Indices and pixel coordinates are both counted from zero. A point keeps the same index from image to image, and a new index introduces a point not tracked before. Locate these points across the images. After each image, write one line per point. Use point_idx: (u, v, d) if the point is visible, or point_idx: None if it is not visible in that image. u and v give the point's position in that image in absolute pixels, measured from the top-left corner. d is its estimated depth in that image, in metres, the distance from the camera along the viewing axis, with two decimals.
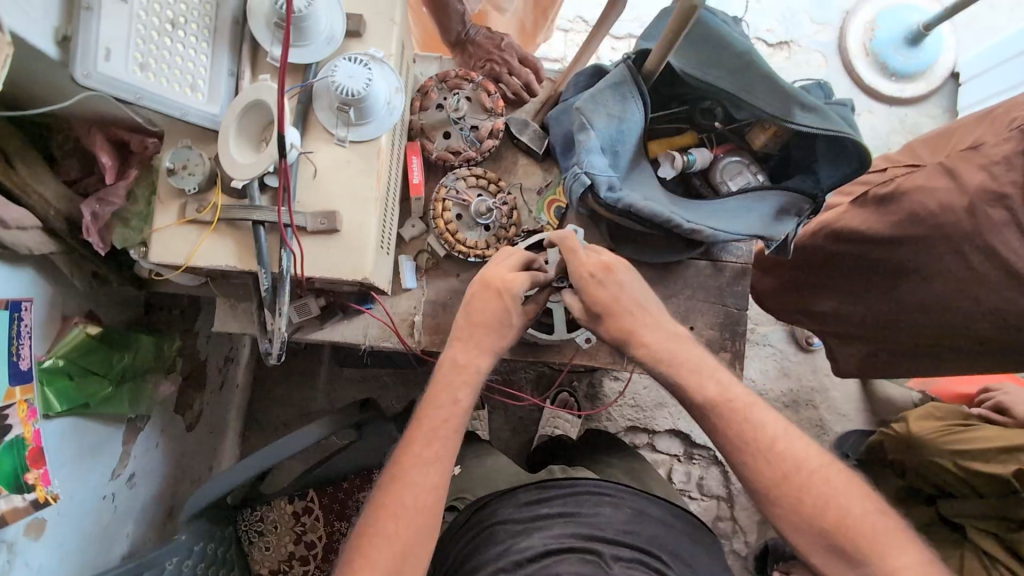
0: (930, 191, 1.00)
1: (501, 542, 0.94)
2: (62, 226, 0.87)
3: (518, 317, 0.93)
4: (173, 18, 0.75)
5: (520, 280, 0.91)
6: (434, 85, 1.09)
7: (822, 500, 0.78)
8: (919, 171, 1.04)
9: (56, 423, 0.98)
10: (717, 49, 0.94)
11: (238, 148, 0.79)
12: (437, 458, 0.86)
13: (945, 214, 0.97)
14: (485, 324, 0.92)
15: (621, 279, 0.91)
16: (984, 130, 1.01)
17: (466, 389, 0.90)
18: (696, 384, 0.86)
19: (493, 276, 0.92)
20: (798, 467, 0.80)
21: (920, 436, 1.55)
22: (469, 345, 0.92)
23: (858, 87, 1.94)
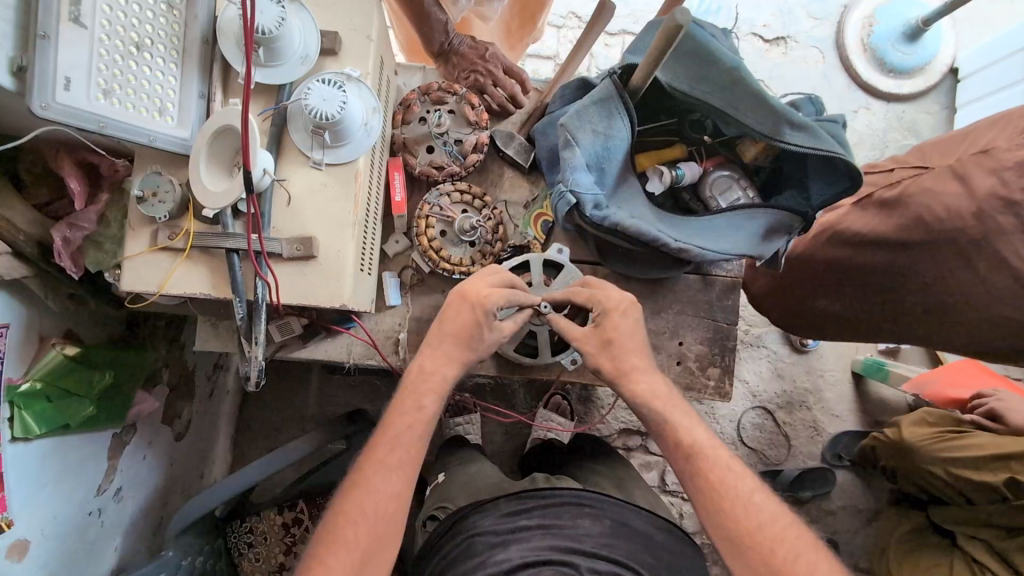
0: (937, 195, 0.98)
1: (479, 554, 0.93)
2: (33, 251, 0.84)
3: (490, 333, 0.91)
4: (139, 40, 0.72)
5: (495, 297, 0.89)
6: (417, 97, 1.06)
7: (792, 557, 0.78)
8: (925, 175, 1.02)
9: (34, 446, 0.97)
10: (705, 65, 0.90)
11: (209, 174, 0.77)
12: (399, 464, 0.85)
13: (952, 219, 0.96)
14: (455, 334, 0.91)
15: (634, 316, 0.94)
16: (998, 133, 0.99)
17: (431, 396, 0.89)
18: (688, 427, 0.89)
19: (469, 288, 0.91)
20: (772, 523, 0.81)
21: (911, 441, 1.55)
22: (436, 353, 0.91)
23: (856, 83, 1.90)
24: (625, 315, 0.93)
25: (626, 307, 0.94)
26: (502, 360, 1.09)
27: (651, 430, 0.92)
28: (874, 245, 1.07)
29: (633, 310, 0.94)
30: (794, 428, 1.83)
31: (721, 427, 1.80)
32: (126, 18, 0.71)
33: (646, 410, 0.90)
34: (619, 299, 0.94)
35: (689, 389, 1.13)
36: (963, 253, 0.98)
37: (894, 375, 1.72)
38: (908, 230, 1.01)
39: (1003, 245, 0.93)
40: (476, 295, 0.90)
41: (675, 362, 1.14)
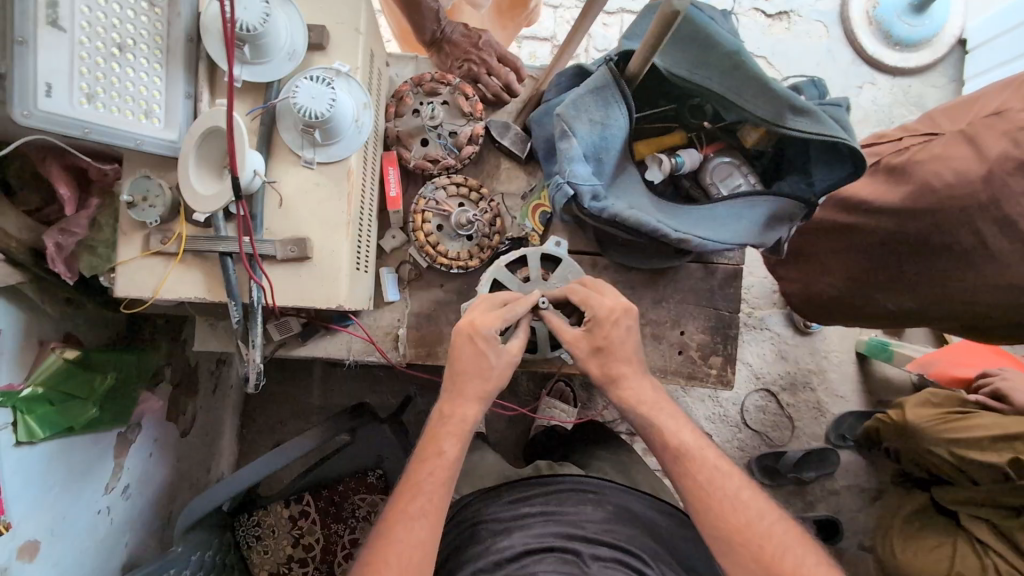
0: (945, 160, 0.97)
1: (483, 541, 0.93)
2: (28, 258, 0.85)
3: (495, 359, 0.90)
4: (121, 41, 0.71)
5: (490, 322, 0.89)
6: (409, 89, 1.04)
7: (782, 551, 0.78)
8: (939, 139, 1.01)
9: (39, 448, 0.98)
10: (705, 50, 0.87)
11: (199, 177, 0.75)
12: (424, 512, 0.82)
13: (962, 185, 0.94)
14: (466, 370, 0.90)
15: (629, 324, 0.92)
16: (1011, 94, 0.95)
17: (452, 440, 0.88)
18: (676, 430, 0.89)
19: (464, 322, 0.90)
20: (759, 517, 0.81)
21: (919, 424, 1.53)
22: (453, 395, 0.90)
23: (861, 57, 1.85)
24: (616, 323, 0.91)
25: (618, 316, 0.92)
26: None
27: (640, 431, 0.92)
28: (881, 223, 1.05)
29: (626, 318, 0.92)
30: (798, 410, 1.83)
31: (724, 410, 1.81)
32: (107, 18, 0.69)
33: (633, 416, 0.91)
34: (611, 307, 0.92)
35: (691, 378, 1.13)
36: (973, 223, 0.94)
37: (899, 355, 1.71)
38: (917, 203, 0.99)
39: (1014, 206, 0.90)
40: (470, 323, 0.89)
41: (677, 352, 1.13)
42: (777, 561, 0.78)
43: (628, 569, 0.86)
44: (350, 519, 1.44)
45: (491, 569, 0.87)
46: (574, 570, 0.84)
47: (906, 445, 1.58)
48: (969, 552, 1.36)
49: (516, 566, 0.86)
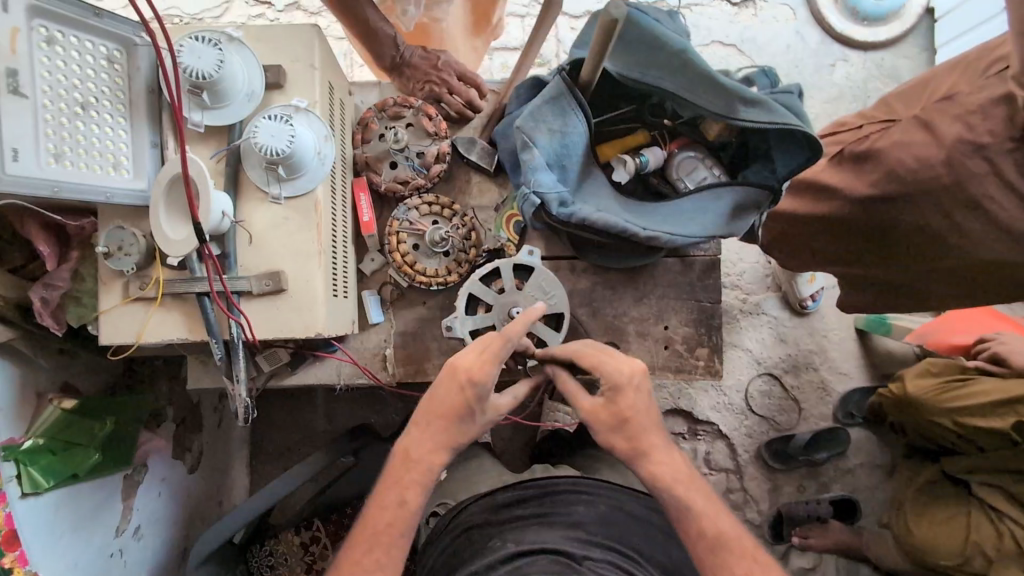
0: (906, 146, 0.97)
1: (476, 544, 0.95)
2: (15, 314, 0.88)
3: (480, 414, 0.83)
4: (84, 99, 0.74)
5: (489, 379, 0.81)
6: (374, 115, 1.07)
7: None
8: (896, 126, 1.00)
9: (44, 499, 1.00)
10: (653, 51, 0.89)
11: (170, 223, 0.77)
12: (379, 566, 0.80)
13: (923, 169, 0.94)
14: (442, 414, 0.83)
15: (643, 388, 0.84)
16: (961, 77, 0.97)
17: (412, 489, 0.82)
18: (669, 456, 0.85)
19: (460, 364, 0.82)
20: (743, 542, 0.82)
21: (918, 396, 1.50)
22: (423, 436, 0.84)
23: (830, 36, 1.86)
24: (637, 389, 0.84)
25: (635, 382, 0.84)
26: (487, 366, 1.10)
27: None
28: (846, 208, 1.06)
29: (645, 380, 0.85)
30: (803, 392, 1.81)
31: (728, 399, 1.81)
32: (68, 80, 0.72)
33: None
34: (629, 372, 0.84)
35: (680, 371, 1.14)
36: (937, 202, 0.95)
37: (897, 329, 1.72)
38: (882, 185, 1.00)
39: (976, 187, 0.91)
40: (471, 372, 0.81)
41: (663, 346, 1.14)
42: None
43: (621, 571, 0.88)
44: None
45: (485, 573, 0.88)
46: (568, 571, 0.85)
47: (908, 417, 1.55)
48: (985, 522, 1.37)
49: (510, 568, 0.86)
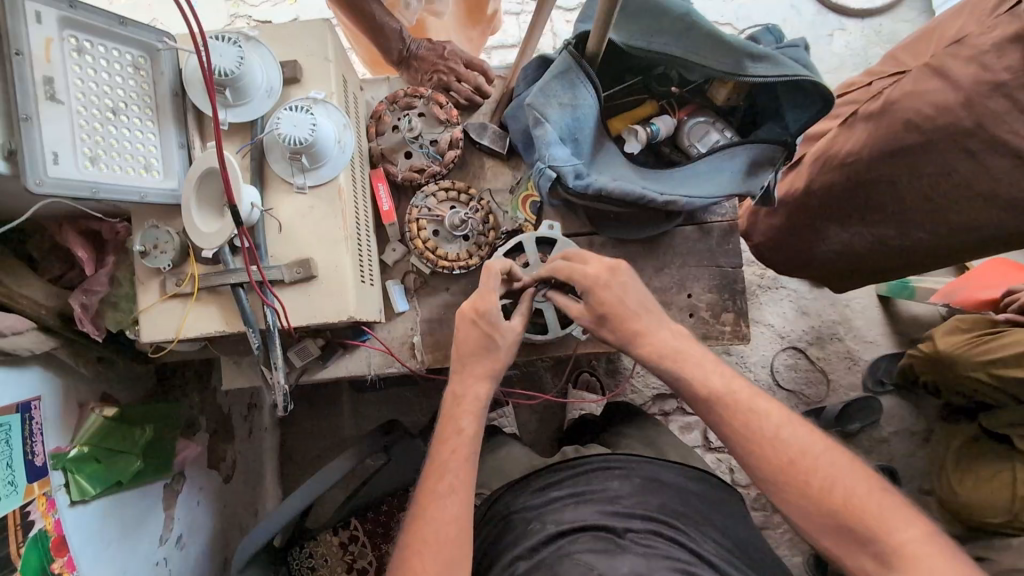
0: (920, 96, 0.95)
1: (516, 529, 0.94)
2: (56, 322, 0.91)
3: (500, 338, 0.93)
4: (114, 105, 0.77)
5: (493, 302, 0.92)
6: (386, 108, 1.09)
7: (828, 481, 0.74)
8: (907, 76, 0.99)
9: (92, 506, 1.01)
10: (655, 18, 0.91)
11: (202, 217, 0.80)
12: (451, 489, 0.85)
13: (941, 116, 0.93)
14: (470, 352, 0.94)
15: (623, 280, 0.92)
16: (968, 19, 0.96)
17: (469, 416, 0.91)
18: (703, 378, 0.85)
19: (468, 306, 0.95)
20: (770, 417, 0.80)
21: (948, 350, 1.48)
22: (463, 374, 0.94)
23: (826, 7, 1.85)
24: (608, 284, 0.91)
25: (607, 278, 0.92)
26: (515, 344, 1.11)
27: None
28: (860, 163, 1.04)
29: (615, 276, 0.92)
30: (829, 362, 1.79)
31: (755, 374, 1.78)
32: (98, 87, 0.75)
33: None
34: (597, 270, 0.92)
35: (706, 338, 1.14)
36: (961, 147, 0.93)
37: (920, 290, 1.66)
38: (898, 136, 0.98)
39: (999, 126, 0.89)
40: (474, 308, 0.93)
41: (688, 314, 1.14)
42: (801, 461, 0.76)
43: (666, 540, 0.88)
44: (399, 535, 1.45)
45: (528, 555, 0.88)
46: (610, 545, 0.86)
47: (945, 377, 1.51)
48: None
49: (553, 549, 0.88)
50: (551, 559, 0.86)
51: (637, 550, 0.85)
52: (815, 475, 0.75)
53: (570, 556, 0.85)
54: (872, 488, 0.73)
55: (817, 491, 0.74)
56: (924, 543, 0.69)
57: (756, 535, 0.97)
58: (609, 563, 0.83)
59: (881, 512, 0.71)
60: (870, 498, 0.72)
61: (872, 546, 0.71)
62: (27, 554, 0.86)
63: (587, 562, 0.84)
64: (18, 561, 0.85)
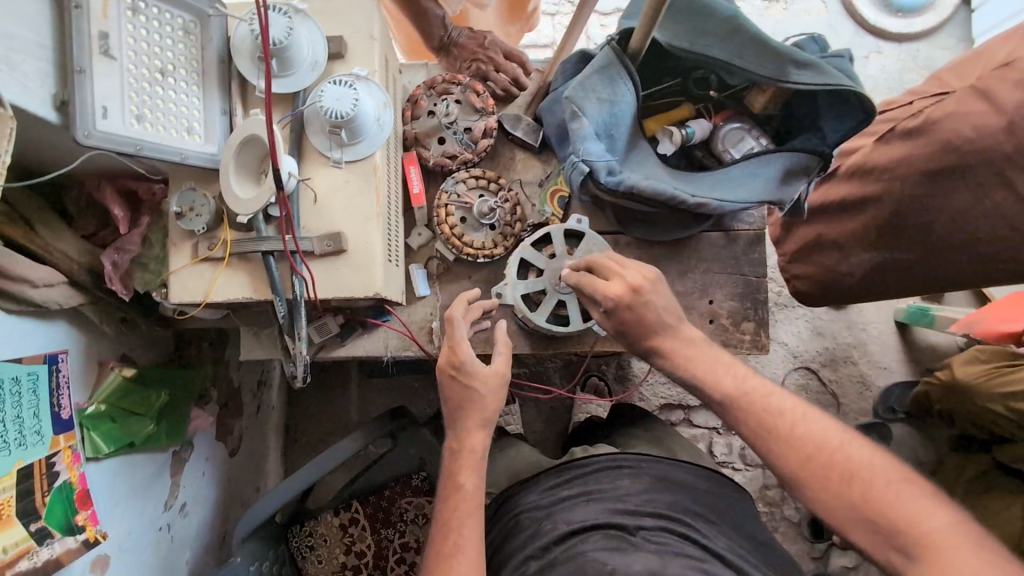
0: (963, 117, 0.94)
1: (527, 528, 0.94)
2: (87, 278, 0.92)
3: (482, 385, 0.96)
4: (162, 67, 0.78)
5: (466, 353, 0.95)
6: (423, 92, 1.09)
7: (848, 474, 0.73)
8: (950, 97, 0.98)
9: (104, 465, 1.02)
10: (702, 20, 0.90)
11: (239, 182, 0.81)
12: (461, 545, 0.85)
13: (982, 138, 0.92)
14: (459, 410, 0.96)
15: (646, 299, 0.87)
16: (1018, 43, 0.94)
17: (469, 473, 0.92)
18: (714, 380, 0.84)
19: (443, 362, 0.97)
20: (787, 411, 0.80)
21: (964, 380, 1.44)
22: (456, 429, 0.96)
23: (864, 29, 1.83)
24: (630, 308, 0.87)
25: (630, 300, 0.87)
26: (534, 337, 1.10)
27: None
28: (896, 182, 1.03)
29: (637, 299, 0.87)
30: (842, 386, 1.75)
31: None
32: (150, 47, 0.76)
33: None
34: (616, 296, 0.88)
35: (724, 346, 1.12)
36: (999, 172, 0.92)
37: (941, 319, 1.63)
38: (935, 157, 0.97)
39: None
40: (450, 362, 0.95)
41: (708, 320, 1.13)
42: (820, 453, 0.76)
43: (678, 536, 0.87)
44: (398, 523, 1.43)
45: (539, 554, 0.88)
46: (622, 543, 0.85)
47: (960, 408, 1.47)
48: None
49: (563, 549, 0.87)
50: (563, 559, 0.86)
51: (648, 548, 0.84)
52: (837, 466, 0.74)
53: (582, 554, 0.85)
54: (891, 478, 0.72)
55: (838, 482, 0.74)
56: (952, 532, 0.67)
57: (766, 546, 0.95)
58: (621, 560, 0.82)
59: (904, 503, 0.70)
60: (889, 489, 0.71)
61: (896, 536, 0.69)
62: (52, 504, 0.88)
63: (600, 558, 0.83)
64: (44, 511, 0.87)
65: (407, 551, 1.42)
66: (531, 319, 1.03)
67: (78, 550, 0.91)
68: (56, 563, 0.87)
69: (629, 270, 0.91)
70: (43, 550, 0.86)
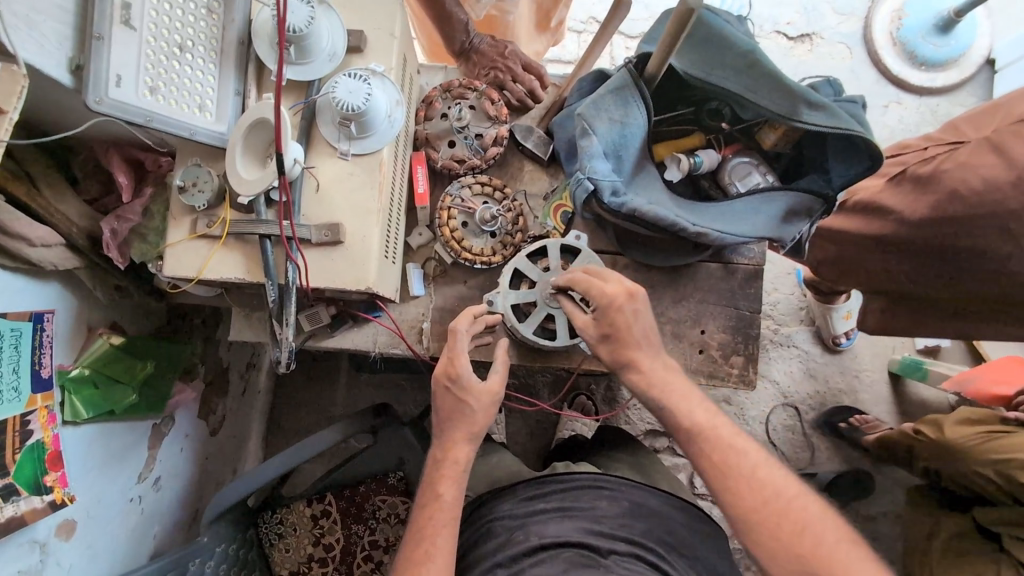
0: (972, 168, 0.94)
1: (500, 535, 0.93)
2: (84, 242, 0.92)
3: (474, 402, 0.94)
4: (181, 42, 0.79)
5: (464, 366, 0.94)
6: (438, 95, 1.11)
7: (798, 527, 0.78)
8: (964, 146, 0.97)
9: (82, 430, 1.02)
10: (719, 50, 0.91)
11: (245, 164, 0.82)
12: (428, 557, 0.85)
13: (990, 191, 0.91)
14: (443, 423, 0.96)
15: (636, 306, 0.90)
16: None
17: (448, 484, 0.92)
18: (685, 407, 0.88)
19: (439, 372, 0.95)
20: (749, 456, 0.84)
21: (963, 444, 1.36)
22: (443, 442, 0.95)
23: (886, 78, 1.84)
24: (620, 310, 0.89)
25: (622, 301, 0.90)
26: (522, 348, 1.10)
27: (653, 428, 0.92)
28: (899, 229, 1.03)
29: (629, 303, 0.90)
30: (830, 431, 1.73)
31: (752, 429, 1.72)
32: (170, 22, 0.77)
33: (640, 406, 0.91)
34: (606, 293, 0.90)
35: (712, 377, 1.12)
36: (1003, 228, 0.92)
37: (934, 374, 1.62)
38: (942, 207, 0.97)
39: None
40: (446, 373, 0.94)
41: (697, 350, 1.12)
42: (776, 501, 0.80)
43: (644, 565, 0.87)
44: (370, 519, 1.41)
45: (507, 564, 0.88)
46: (591, 564, 0.85)
47: (942, 466, 1.42)
48: None
49: (531, 563, 0.86)
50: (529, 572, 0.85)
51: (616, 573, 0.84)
52: (791, 516, 0.79)
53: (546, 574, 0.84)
54: (838, 538, 0.77)
55: (788, 534, 0.78)
56: None
57: None
58: None
59: (847, 564, 0.74)
60: (837, 548, 0.76)
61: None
62: (22, 462, 0.88)
63: None
64: (13, 467, 0.86)
65: (375, 550, 1.39)
66: (518, 329, 1.03)
67: (44, 510, 0.90)
68: (21, 521, 0.87)
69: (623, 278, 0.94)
70: (9, 507, 0.85)
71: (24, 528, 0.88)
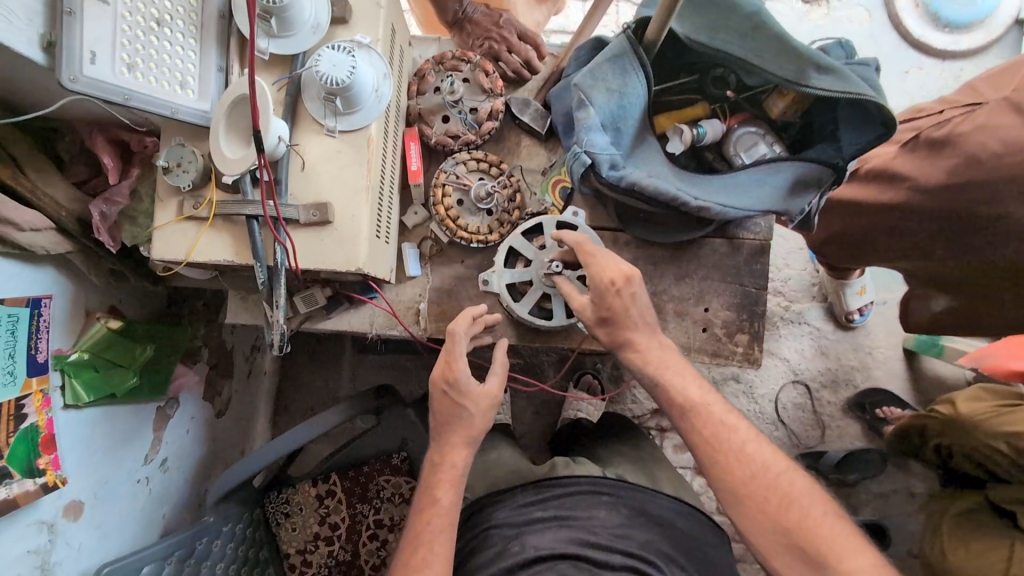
0: (991, 130, 0.88)
1: (495, 547, 0.93)
2: (74, 225, 0.91)
3: (472, 405, 0.93)
4: (159, 16, 0.76)
5: (464, 370, 0.92)
6: (431, 68, 1.07)
7: (787, 499, 0.78)
8: (982, 107, 0.91)
9: (82, 414, 1.02)
10: (723, 11, 0.86)
11: (228, 142, 0.79)
12: (424, 564, 0.85)
13: (1012, 154, 0.86)
14: (438, 423, 0.95)
15: (634, 290, 0.89)
16: None
17: (445, 488, 0.91)
18: (680, 384, 0.88)
19: (437, 377, 0.94)
20: (741, 432, 0.84)
21: (970, 417, 1.34)
22: (441, 447, 0.94)
23: (906, 42, 1.75)
24: (619, 293, 0.88)
25: (620, 286, 0.89)
26: (520, 327, 1.08)
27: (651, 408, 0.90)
28: (915, 198, 0.98)
29: (628, 286, 0.89)
30: (841, 408, 1.70)
31: (759, 407, 1.69)
32: None
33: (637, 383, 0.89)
34: (613, 275, 0.88)
35: (716, 356, 1.09)
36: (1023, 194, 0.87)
37: (950, 351, 1.57)
38: (960, 173, 0.92)
39: None
40: (444, 377, 0.93)
41: (701, 328, 1.09)
42: (765, 475, 0.80)
43: None
44: (375, 499, 1.43)
45: None
46: None
47: (950, 443, 1.38)
48: None
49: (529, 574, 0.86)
50: None
51: None
52: (781, 490, 0.79)
53: None
54: (826, 511, 0.77)
55: (776, 507, 0.78)
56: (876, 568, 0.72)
57: None
58: None
59: (833, 535, 0.75)
60: (823, 519, 0.76)
61: (819, 568, 0.74)
62: (14, 446, 0.88)
63: None
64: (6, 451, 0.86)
65: (380, 528, 1.42)
66: (513, 308, 1.02)
67: (35, 493, 0.90)
68: (12, 503, 0.86)
69: (622, 260, 0.92)
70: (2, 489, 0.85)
71: (14, 511, 0.87)
